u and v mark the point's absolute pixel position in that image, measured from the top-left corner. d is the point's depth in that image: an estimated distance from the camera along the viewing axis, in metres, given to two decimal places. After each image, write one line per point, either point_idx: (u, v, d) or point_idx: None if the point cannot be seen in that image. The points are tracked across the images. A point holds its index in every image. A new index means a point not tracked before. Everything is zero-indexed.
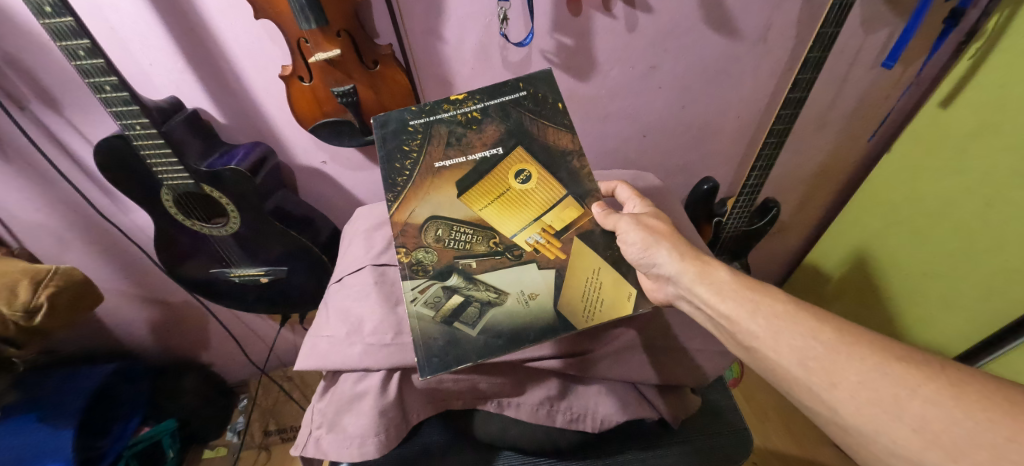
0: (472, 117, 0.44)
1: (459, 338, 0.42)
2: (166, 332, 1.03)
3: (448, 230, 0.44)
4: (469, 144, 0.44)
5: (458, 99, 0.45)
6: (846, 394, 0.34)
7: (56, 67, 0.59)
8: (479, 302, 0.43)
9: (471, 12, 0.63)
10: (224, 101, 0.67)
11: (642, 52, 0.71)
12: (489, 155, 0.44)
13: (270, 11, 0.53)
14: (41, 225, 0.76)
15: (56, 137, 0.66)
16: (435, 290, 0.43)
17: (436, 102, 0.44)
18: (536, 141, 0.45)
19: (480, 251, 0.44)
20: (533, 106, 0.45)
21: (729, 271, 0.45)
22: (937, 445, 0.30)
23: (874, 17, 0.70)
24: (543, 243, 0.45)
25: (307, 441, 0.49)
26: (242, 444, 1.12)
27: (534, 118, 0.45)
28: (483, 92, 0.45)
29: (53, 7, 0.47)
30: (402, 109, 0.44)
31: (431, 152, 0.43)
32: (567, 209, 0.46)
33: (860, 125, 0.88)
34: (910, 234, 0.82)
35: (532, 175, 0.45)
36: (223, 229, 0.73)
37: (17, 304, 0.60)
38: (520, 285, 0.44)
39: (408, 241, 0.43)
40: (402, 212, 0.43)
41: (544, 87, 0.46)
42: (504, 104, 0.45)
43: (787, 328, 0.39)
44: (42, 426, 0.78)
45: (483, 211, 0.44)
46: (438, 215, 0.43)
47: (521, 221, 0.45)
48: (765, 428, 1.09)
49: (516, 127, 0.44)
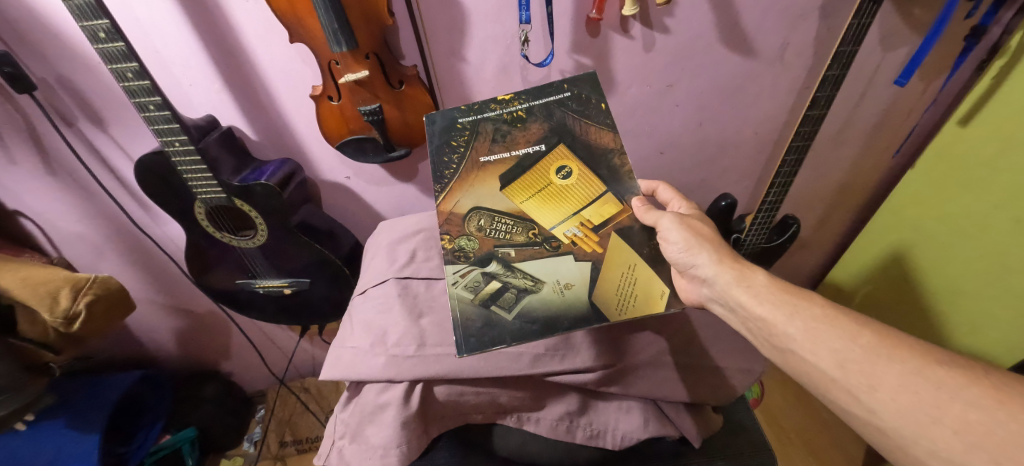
0: (517, 116, 0.46)
1: (496, 320, 0.44)
2: (190, 341, 1.05)
3: (490, 220, 0.45)
4: (513, 141, 0.45)
5: (504, 99, 0.46)
6: (886, 397, 0.34)
7: (105, 88, 0.63)
8: (517, 288, 0.45)
9: (493, 35, 0.65)
10: (258, 118, 0.71)
11: (660, 71, 0.73)
12: (532, 151, 0.45)
13: (304, 35, 0.56)
14: (80, 235, 0.80)
15: (99, 152, 0.70)
16: (475, 275, 0.45)
17: (484, 102, 0.47)
18: (578, 139, 0.46)
19: (519, 240, 0.46)
20: (576, 106, 0.46)
21: (766, 275, 0.46)
22: (979, 446, 0.30)
23: (892, 35, 0.71)
24: (581, 236, 0.46)
25: (330, 451, 0.50)
26: (259, 455, 1.13)
27: (577, 117, 0.46)
28: (529, 93, 0.47)
29: (106, 33, 0.51)
30: (451, 108, 0.47)
31: (477, 148, 0.46)
32: (606, 205, 0.46)
33: (882, 142, 0.87)
34: (940, 252, 0.80)
35: (573, 171, 0.45)
36: (250, 241, 0.76)
37: (58, 311, 0.62)
38: (556, 275, 0.46)
39: (452, 229, 0.45)
40: (448, 202, 0.45)
41: (588, 88, 0.46)
42: (548, 104, 0.46)
43: (825, 330, 0.39)
44: (73, 432, 0.80)
45: (524, 204, 0.45)
46: (480, 205, 0.45)
47: (559, 213, 0.46)
48: (787, 451, 1.05)
49: (559, 126, 0.46)
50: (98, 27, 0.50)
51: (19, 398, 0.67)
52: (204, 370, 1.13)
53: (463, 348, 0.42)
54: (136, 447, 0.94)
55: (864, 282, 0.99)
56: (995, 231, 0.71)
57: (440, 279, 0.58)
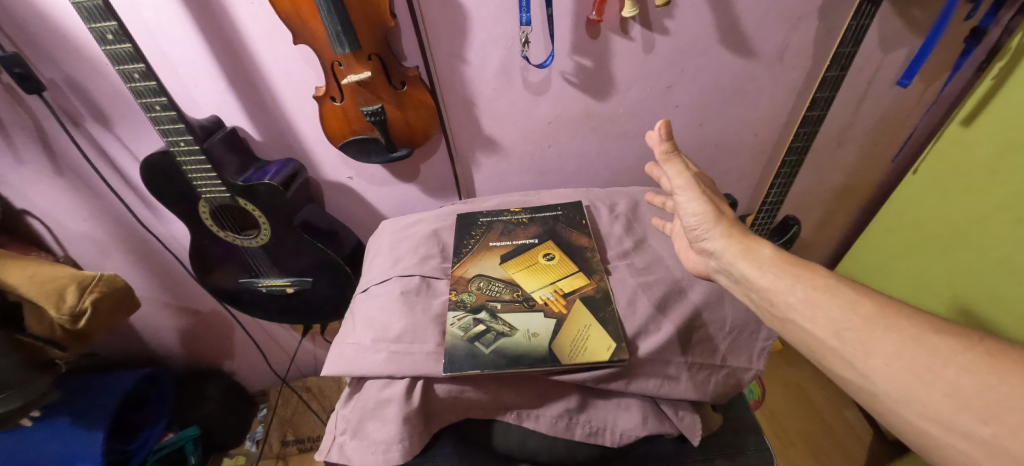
0: (522, 221, 0.65)
1: (476, 353, 0.47)
2: (193, 340, 1.06)
3: (487, 282, 0.55)
4: (516, 234, 0.62)
5: (516, 210, 0.67)
6: (881, 362, 0.33)
7: (112, 89, 0.64)
8: (496, 331, 0.49)
9: (495, 36, 0.66)
10: (262, 120, 0.72)
11: (660, 73, 0.73)
12: (528, 242, 0.61)
13: (308, 36, 0.57)
14: (85, 234, 0.81)
15: (105, 152, 0.71)
16: (467, 319, 0.51)
17: (501, 211, 0.67)
18: (564, 238, 0.61)
19: (506, 298, 0.53)
20: (566, 221, 0.64)
21: (772, 248, 0.43)
22: (968, 407, 0.29)
23: (891, 37, 0.71)
24: (552, 299, 0.52)
25: (331, 446, 0.50)
26: (261, 454, 1.15)
27: (565, 226, 0.63)
28: (532, 209, 0.67)
29: (114, 35, 0.52)
30: (474, 212, 0.67)
31: (488, 236, 0.62)
32: (577, 278, 0.55)
33: (882, 143, 0.87)
34: (941, 252, 0.81)
35: (556, 256, 0.58)
36: (253, 240, 0.77)
37: (64, 308, 0.62)
38: (528, 325, 0.49)
39: (459, 286, 0.55)
40: (461, 269, 0.57)
41: (574, 211, 0.65)
42: (545, 218, 0.65)
43: (824, 299, 0.37)
44: (78, 430, 0.81)
45: (514, 274, 0.56)
46: (483, 272, 0.56)
47: (540, 281, 0.55)
48: (787, 451, 1.05)
49: (551, 231, 0.62)
50: (106, 29, 0.51)
51: (26, 394, 0.66)
52: (207, 369, 1.14)
53: (445, 367, 0.46)
54: (139, 446, 0.93)
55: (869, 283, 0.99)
56: (992, 233, 0.71)
57: (440, 279, 0.57)
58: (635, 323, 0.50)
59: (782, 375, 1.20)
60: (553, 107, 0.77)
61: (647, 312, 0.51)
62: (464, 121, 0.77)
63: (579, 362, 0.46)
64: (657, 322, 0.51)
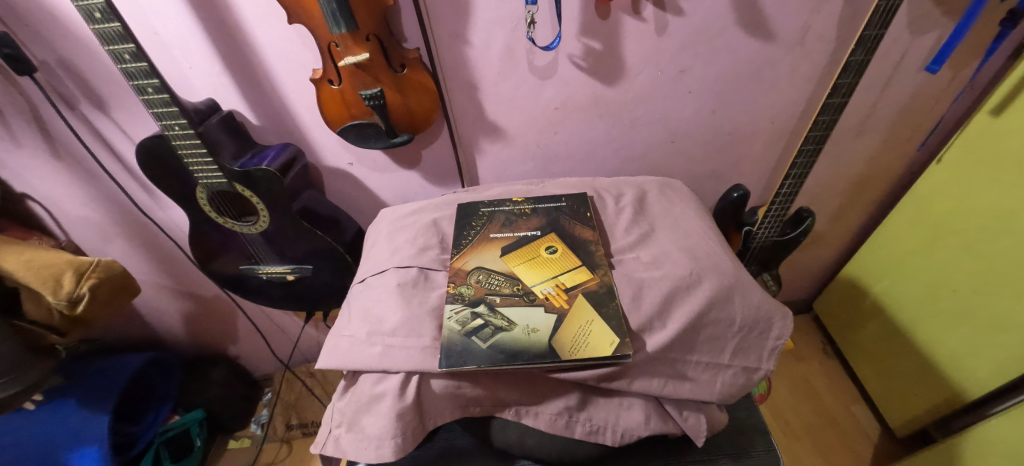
0: (524, 211, 0.63)
1: (472, 347, 0.45)
2: (198, 325, 1.07)
3: (487, 276, 0.53)
4: (518, 226, 0.60)
5: (518, 200, 0.65)
6: None
7: (104, 70, 0.62)
8: (494, 326, 0.47)
9: (498, 16, 0.62)
10: (259, 103, 0.70)
11: (673, 55, 0.70)
12: (530, 234, 0.59)
13: (303, 16, 0.54)
14: (86, 218, 0.80)
15: (102, 135, 0.70)
16: (465, 312, 0.49)
17: (504, 200, 0.65)
18: (567, 231, 0.59)
19: (505, 292, 0.51)
20: (569, 212, 0.61)
21: None
22: None
23: (924, 21, 0.66)
24: (553, 294, 0.50)
25: (325, 439, 0.50)
26: (265, 436, 1.17)
27: (568, 218, 0.61)
28: (535, 199, 0.64)
29: (102, 14, 0.49)
30: (478, 202, 0.65)
31: (489, 227, 0.60)
32: (580, 273, 0.52)
33: (905, 132, 0.83)
34: (967, 246, 0.78)
35: (558, 250, 0.56)
36: (252, 227, 0.75)
37: (61, 294, 0.61)
38: (527, 320, 0.47)
39: (457, 279, 0.53)
40: (460, 261, 0.56)
41: (577, 202, 0.63)
42: (546, 208, 0.63)
43: None
44: (84, 411, 0.82)
45: (516, 267, 0.54)
46: (483, 266, 0.55)
47: (541, 275, 0.52)
48: (793, 448, 1.04)
49: (554, 222, 0.60)
50: (93, 7, 0.48)
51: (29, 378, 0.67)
52: (213, 353, 1.15)
53: (441, 362, 0.45)
54: (145, 428, 0.96)
55: (886, 274, 0.97)
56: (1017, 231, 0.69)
57: (439, 270, 0.56)
58: (640, 320, 0.48)
59: (792, 373, 1.18)
60: (560, 92, 0.74)
61: (652, 308, 0.49)
62: (467, 106, 0.74)
63: (580, 357, 0.44)
64: (663, 319, 0.49)
